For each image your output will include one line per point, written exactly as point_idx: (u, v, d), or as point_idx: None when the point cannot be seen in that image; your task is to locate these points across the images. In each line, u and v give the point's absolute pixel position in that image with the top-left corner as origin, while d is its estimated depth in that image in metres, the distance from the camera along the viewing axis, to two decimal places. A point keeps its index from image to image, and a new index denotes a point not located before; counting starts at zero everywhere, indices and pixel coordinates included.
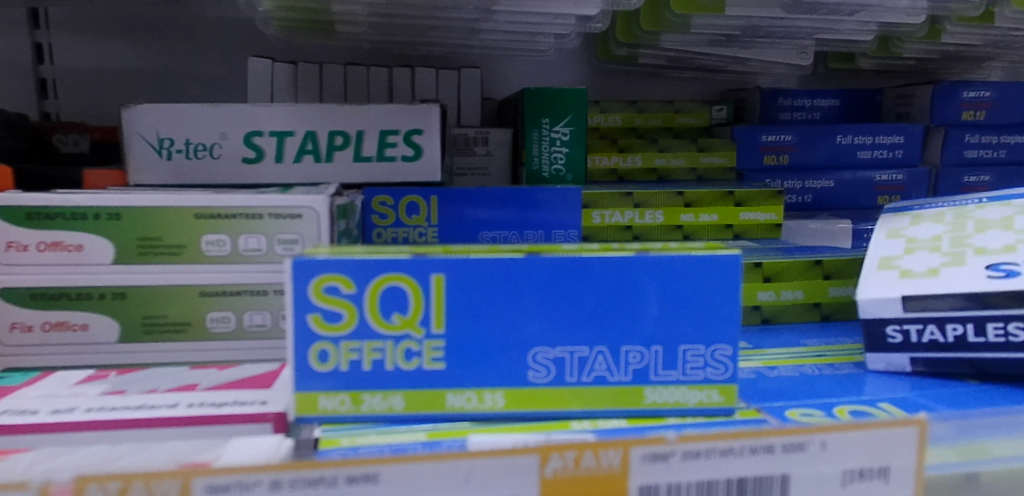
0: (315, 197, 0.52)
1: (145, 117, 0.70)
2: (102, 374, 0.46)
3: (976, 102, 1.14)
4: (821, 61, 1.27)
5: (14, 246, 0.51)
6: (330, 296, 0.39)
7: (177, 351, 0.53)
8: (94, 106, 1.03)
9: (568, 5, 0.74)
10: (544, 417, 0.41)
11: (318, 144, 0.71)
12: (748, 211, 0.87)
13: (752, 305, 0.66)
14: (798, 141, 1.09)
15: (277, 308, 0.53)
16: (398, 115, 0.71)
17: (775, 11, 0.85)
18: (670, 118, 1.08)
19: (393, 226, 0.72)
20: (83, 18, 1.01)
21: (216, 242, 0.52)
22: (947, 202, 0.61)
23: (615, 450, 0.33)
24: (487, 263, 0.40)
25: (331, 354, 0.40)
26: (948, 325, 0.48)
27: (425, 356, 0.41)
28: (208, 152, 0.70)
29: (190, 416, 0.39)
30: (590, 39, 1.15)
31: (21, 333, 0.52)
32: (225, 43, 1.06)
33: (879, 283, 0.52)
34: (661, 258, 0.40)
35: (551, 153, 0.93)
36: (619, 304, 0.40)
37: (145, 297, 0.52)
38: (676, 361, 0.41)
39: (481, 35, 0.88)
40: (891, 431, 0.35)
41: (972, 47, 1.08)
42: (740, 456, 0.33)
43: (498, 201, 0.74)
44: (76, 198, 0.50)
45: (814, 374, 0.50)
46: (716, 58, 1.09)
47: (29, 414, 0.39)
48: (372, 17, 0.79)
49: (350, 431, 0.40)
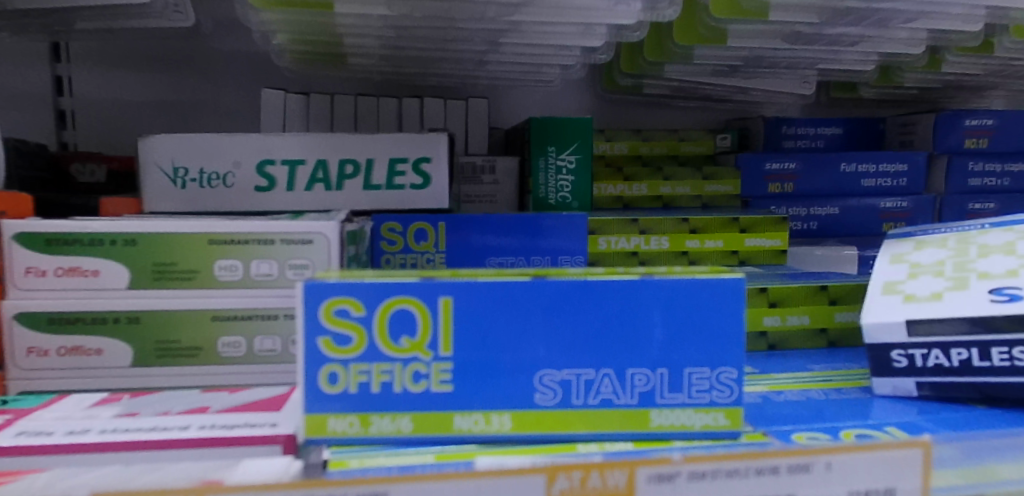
0: (325, 223, 0.53)
1: (160, 146, 0.71)
2: (115, 397, 0.47)
3: (979, 130, 1.14)
4: (824, 91, 1.28)
5: (33, 272, 0.52)
6: (340, 319, 0.40)
7: (188, 375, 0.53)
8: (110, 136, 1.05)
9: (574, 37, 0.76)
10: (551, 440, 0.41)
11: (329, 173, 0.72)
12: (753, 237, 0.87)
13: (759, 330, 0.66)
14: (802, 169, 1.10)
15: (287, 332, 0.54)
16: (407, 144, 0.73)
17: (776, 43, 0.87)
18: (675, 146, 1.10)
19: (401, 253, 0.73)
20: (101, 52, 1.04)
21: (229, 267, 0.53)
22: (950, 228, 0.61)
23: (620, 470, 0.33)
24: (495, 287, 0.40)
25: (341, 376, 0.41)
26: (953, 349, 0.48)
27: (433, 378, 0.41)
28: (222, 181, 0.72)
29: (202, 438, 0.39)
30: (595, 70, 1.17)
31: (37, 357, 0.52)
32: (239, 75, 1.08)
33: (884, 308, 0.52)
34: (666, 281, 0.41)
35: (558, 181, 0.94)
36: (624, 328, 0.41)
37: (158, 322, 0.53)
38: (681, 384, 0.42)
39: (489, 66, 0.90)
40: (895, 453, 0.35)
41: (973, 76, 1.10)
42: (746, 478, 0.34)
43: (505, 229, 0.75)
44: (94, 224, 0.52)
45: (821, 399, 0.50)
46: (720, 88, 1.11)
47: (44, 436, 0.39)
48: (382, 49, 0.81)
49: (359, 453, 0.40)
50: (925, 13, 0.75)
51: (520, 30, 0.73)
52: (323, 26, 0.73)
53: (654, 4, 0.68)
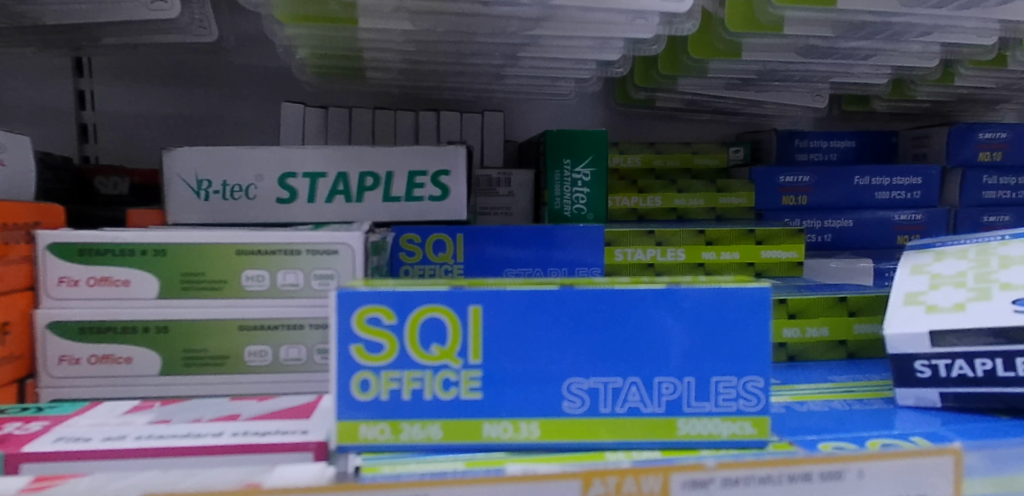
0: (350, 233, 0.54)
1: (185, 159, 0.73)
2: (147, 405, 0.47)
3: (992, 144, 1.15)
4: (836, 103, 1.29)
5: (66, 281, 0.53)
6: (372, 327, 0.41)
7: (215, 384, 0.54)
8: (131, 149, 1.07)
9: (591, 50, 0.77)
10: (579, 448, 0.42)
11: (350, 185, 0.73)
12: (769, 249, 0.88)
13: (779, 342, 0.67)
14: (816, 182, 1.10)
15: (313, 342, 0.54)
16: (425, 156, 0.73)
17: (790, 56, 0.87)
18: (688, 159, 1.10)
19: (420, 264, 0.73)
20: (123, 66, 1.06)
21: (256, 277, 0.53)
22: (969, 239, 0.60)
23: (655, 476, 0.35)
24: (524, 294, 0.41)
25: (372, 383, 0.41)
26: (977, 360, 0.49)
27: (462, 385, 0.42)
28: (245, 193, 0.73)
29: (236, 444, 0.40)
30: (609, 83, 1.18)
31: (69, 365, 0.53)
32: (257, 88, 1.10)
33: (906, 319, 0.53)
34: (692, 291, 0.41)
35: (573, 193, 0.95)
36: (649, 337, 0.42)
37: (185, 332, 0.53)
38: (709, 392, 0.42)
39: (506, 80, 0.91)
40: (926, 460, 0.36)
41: (986, 90, 1.10)
42: (778, 484, 0.35)
43: (521, 241, 0.75)
44: (125, 235, 0.53)
45: (844, 409, 0.51)
46: (733, 101, 1.12)
47: (83, 441, 0.40)
48: (402, 63, 0.83)
49: (390, 460, 0.40)
50: (940, 27, 0.76)
51: (539, 45, 0.74)
52: (345, 41, 0.74)
53: (671, 19, 0.69)
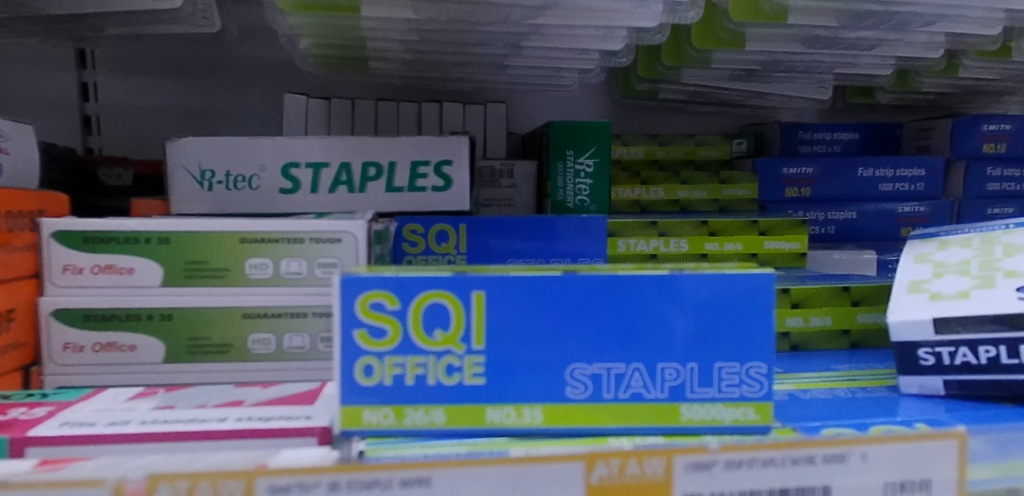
0: (353, 222, 0.54)
1: (188, 150, 0.73)
2: (152, 391, 0.47)
3: (996, 135, 1.15)
4: (839, 95, 1.28)
5: (70, 269, 0.53)
6: (376, 312, 0.41)
7: (219, 372, 0.54)
8: (134, 140, 1.07)
9: (594, 40, 0.77)
10: (582, 434, 0.42)
11: (352, 176, 0.73)
12: (772, 240, 0.88)
13: (782, 331, 0.67)
14: (819, 174, 1.10)
15: (316, 330, 0.54)
16: (428, 147, 0.74)
17: (794, 46, 0.87)
18: (691, 151, 1.10)
19: (423, 255, 0.73)
20: (126, 58, 1.06)
21: (260, 265, 0.53)
22: (974, 227, 0.60)
23: (658, 459, 0.35)
24: (527, 280, 0.41)
25: (375, 369, 0.41)
26: (980, 347, 0.49)
27: (466, 371, 0.42)
28: (248, 183, 0.73)
29: (239, 429, 0.40)
30: (612, 75, 1.18)
31: (73, 353, 0.54)
32: (260, 80, 1.10)
33: (910, 306, 0.52)
34: (696, 277, 0.41)
35: (576, 185, 0.94)
36: (651, 323, 0.42)
37: (189, 320, 0.54)
38: (712, 378, 0.42)
39: (509, 70, 0.91)
40: (930, 444, 0.36)
41: (990, 81, 1.10)
42: (782, 467, 0.36)
43: (525, 231, 0.75)
44: (129, 224, 0.53)
45: (847, 397, 0.51)
46: (736, 93, 1.11)
47: (88, 426, 0.40)
48: (405, 53, 0.83)
49: (393, 444, 0.41)
50: (944, 16, 0.76)
51: (542, 34, 0.74)
52: (348, 30, 0.74)
53: (675, 7, 0.69)
